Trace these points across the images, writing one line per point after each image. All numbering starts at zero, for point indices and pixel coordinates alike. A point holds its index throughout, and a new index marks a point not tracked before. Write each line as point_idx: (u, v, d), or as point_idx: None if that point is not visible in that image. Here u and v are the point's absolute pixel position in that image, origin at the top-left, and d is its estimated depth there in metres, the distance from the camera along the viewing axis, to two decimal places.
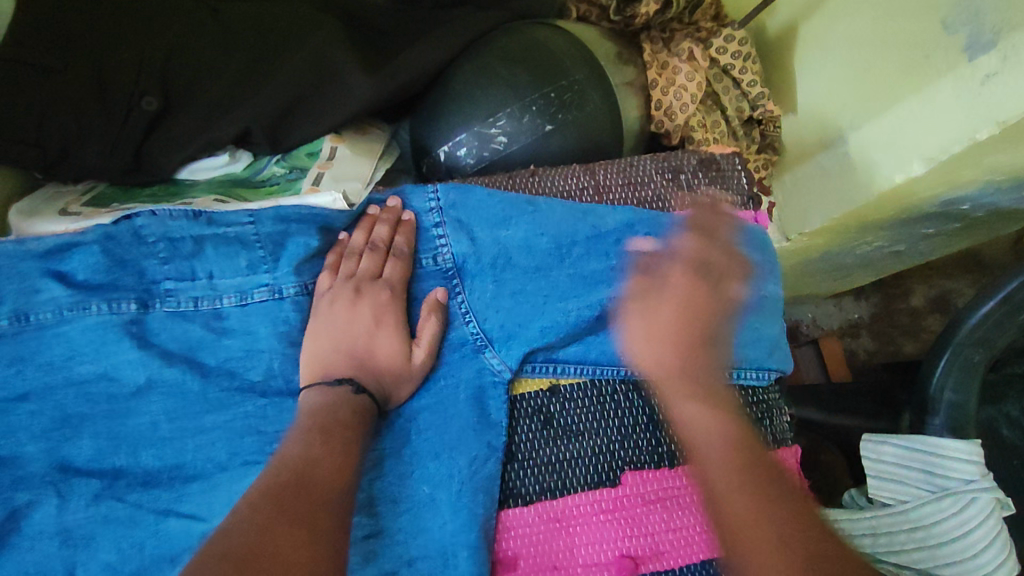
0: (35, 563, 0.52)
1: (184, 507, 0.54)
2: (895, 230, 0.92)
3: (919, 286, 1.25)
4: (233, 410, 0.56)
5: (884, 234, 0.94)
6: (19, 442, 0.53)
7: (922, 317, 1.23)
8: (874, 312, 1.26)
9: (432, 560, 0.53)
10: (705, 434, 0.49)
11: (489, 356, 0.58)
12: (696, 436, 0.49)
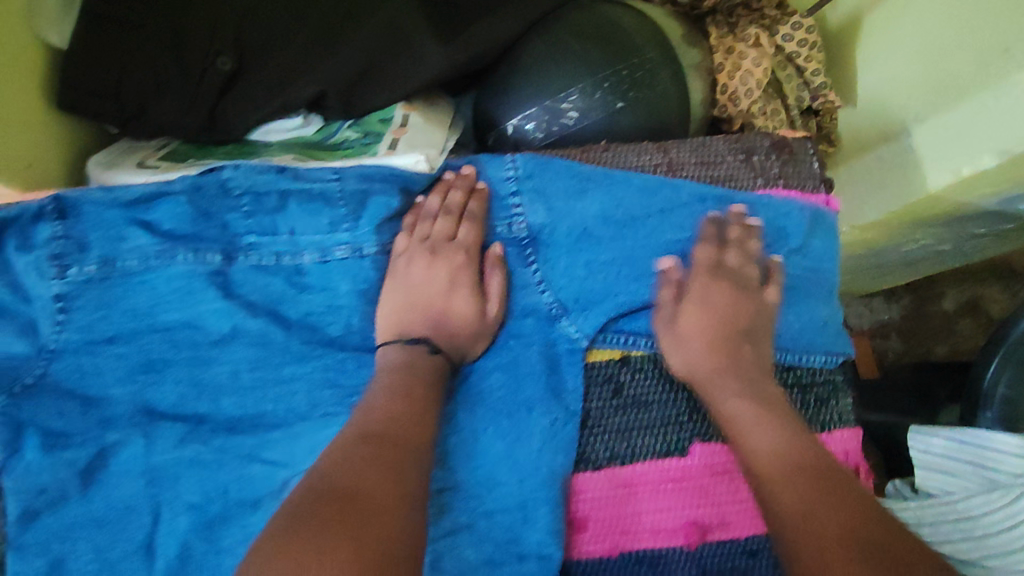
0: (123, 500, 0.54)
1: (267, 454, 0.56)
2: (943, 227, 0.92)
3: (951, 290, 1.22)
4: (314, 364, 0.57)
5: (932, 231, 0.93)
6: (104, 386, 0.54)
7: (954, 321, 1.21)
8: (906, 313, 1.24)
9: (511, 513, 0.54)
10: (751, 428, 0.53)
11: (565, 325, 0.59)
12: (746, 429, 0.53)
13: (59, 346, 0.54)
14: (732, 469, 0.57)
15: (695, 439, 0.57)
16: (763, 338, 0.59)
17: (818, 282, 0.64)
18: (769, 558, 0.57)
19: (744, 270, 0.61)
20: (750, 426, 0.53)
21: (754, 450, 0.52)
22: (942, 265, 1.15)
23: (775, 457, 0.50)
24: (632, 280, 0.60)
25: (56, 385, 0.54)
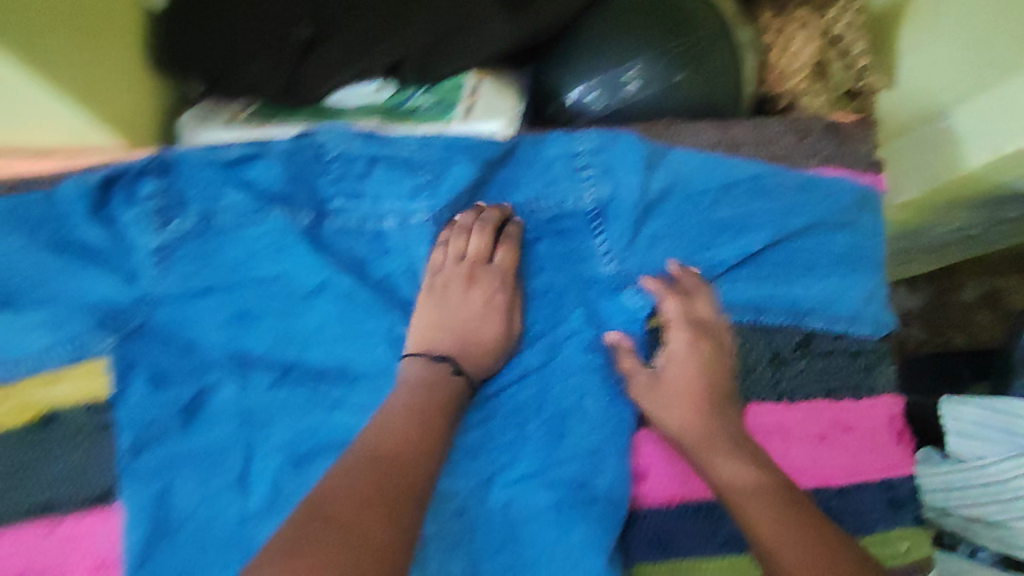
0: (221, 439, 0.58)
1: (351, 403, 0.60)
2: (976, 211, 0.93)
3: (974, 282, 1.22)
4: (396, 323, 0.61)
5: (965, 215, 0.94)
6: (201, 333, 0.59)
7: (975, 313, 1.19)
8: (926, 304, 1.20)
9: (581, 459, 0.58)
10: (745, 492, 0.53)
11: (629, 295, 0.62)
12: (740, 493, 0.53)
13: (159, 295, 0.58)
14: (781, 427, 0.59)
15: (750, 399, 0.60)
16: (820, 308, 0.61)
17: (872, 255, 0.63)
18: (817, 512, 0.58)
19: (800, 240, 0.63)
20: (756, 486, 0.53)
21: (749, 497, 0.53)
22: (965, 253, 1.15)
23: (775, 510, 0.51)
24: (693, 252, 0.62)
25: (157, 329, 0.58)
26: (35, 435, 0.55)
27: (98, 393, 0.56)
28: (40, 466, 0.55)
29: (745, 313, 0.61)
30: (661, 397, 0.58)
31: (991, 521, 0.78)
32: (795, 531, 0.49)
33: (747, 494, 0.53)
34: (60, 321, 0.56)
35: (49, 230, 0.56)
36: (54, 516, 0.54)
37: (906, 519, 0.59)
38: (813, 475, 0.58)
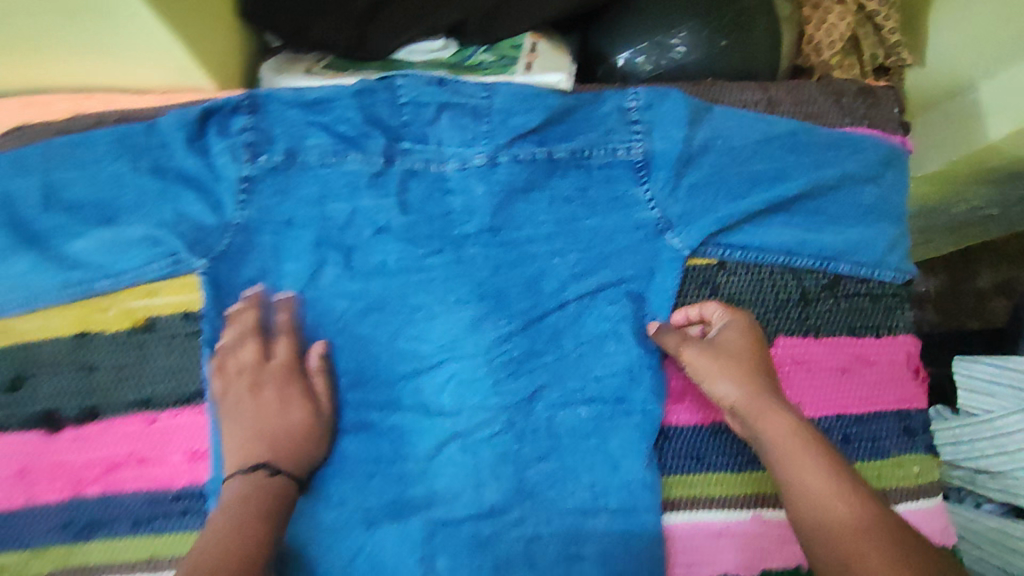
0: (293, 357, 0.62)
1: (411, 331, 0.63)
2: (995, 187, 0.94)
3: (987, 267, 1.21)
4: (457, 256, 0.64)
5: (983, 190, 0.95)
6: (279, 260, 0.63)
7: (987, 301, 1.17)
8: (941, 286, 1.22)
9: (619, 376, 0.63)
10: (799, 451, 0.54)
11: (670, 238, 0.65)
12: (792, 451, 0.55)
13: (243, 222, 0.62)
14: (807, 359, 0.64)
15: (780, 333, 0.65)
16: (846, 256, 0.66)
17: (898, 208, 0.68)
18: (836, 435, 0.63)
19: (830, 195, 0.67)
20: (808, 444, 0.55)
21: (799, 455, 0.54)
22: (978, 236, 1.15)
23: (789, 434, 0.55)
24: (729, 201, 0.64)
25: (238, 257, 0.62)
26: (137, 337, 0.61)
27: (193, 304, 0.62)
28: (141, 364, 0.61)
29: (778, 257, 0.65)
30: (707, 358, 0.61)
31: (997, 471, 0.83)
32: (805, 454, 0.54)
33: (767, 420, 0.57)
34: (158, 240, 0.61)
35: (151, 157, 0.62)
36: (154, 410, 0.60)
37: (919, 447, 0.64)
38: (834, 404, 0.64)
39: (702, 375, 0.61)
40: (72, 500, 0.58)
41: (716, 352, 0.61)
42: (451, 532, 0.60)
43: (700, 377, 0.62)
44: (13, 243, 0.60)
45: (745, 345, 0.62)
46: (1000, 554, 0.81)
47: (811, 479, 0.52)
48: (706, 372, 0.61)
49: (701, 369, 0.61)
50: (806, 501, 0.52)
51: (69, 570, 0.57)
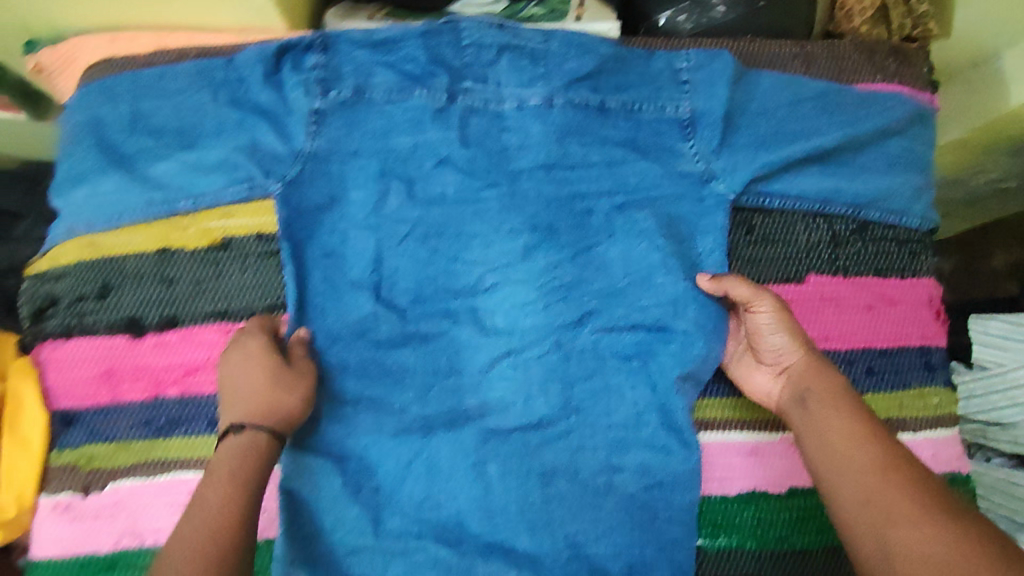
0: (357, 278, 0.67)
1: (467, 257, 0.69)
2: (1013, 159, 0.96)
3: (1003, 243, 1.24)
4: (512, 189, 0.69)
5: (1004, 162, 0.96)
6: (345, 189, 0.67)
7: None
8: None
9: (660, 308, 0.67)
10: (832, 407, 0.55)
11: (716, 185, 0.68)
12: (826, 407, 0.55)
13: (313, 152, 0.66)
14: (837, 297, 0.69)
15: (811, 272, 0.69)
16: (876, 203, 0.70)
17: (926, 159, 0.72)
18: (861, 367, 0.68)
19: (864, 144, 0.71)
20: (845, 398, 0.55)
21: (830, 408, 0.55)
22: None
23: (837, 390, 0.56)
24: (768, 152, 0.68)
25: (307, 183, 0.66)
26: (215, 253, 0.66)
27: (267, 225, 0.67)
28: (218, 278, 0.66)
29: (813, 204, 0.70)
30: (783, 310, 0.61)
31: (1008, 424, 0.87)
32: (844, 410, 0.54)
33: (819, 377, 0.58)
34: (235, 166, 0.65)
35: (229, 90, 0.67)
36: (230, 320, 0.65)
37: (938, 381, 0.69)
38: (860, 337, 0.68)
39: (771, 325, 0.60)
40: (153, 400, 0.63)
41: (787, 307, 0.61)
42: (502, 440, 0.65)
43: (764, 327, 0.61)
44: (103, 164, 0.65)
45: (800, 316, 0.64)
46: (1007, 504, 0.86)
47: (851, 430, 0.53)
48: (778, 323, 0.60)
49: (772, 319, 0.60)
50: (841, 451, 0.52)
51: (151, 463, 0.62)
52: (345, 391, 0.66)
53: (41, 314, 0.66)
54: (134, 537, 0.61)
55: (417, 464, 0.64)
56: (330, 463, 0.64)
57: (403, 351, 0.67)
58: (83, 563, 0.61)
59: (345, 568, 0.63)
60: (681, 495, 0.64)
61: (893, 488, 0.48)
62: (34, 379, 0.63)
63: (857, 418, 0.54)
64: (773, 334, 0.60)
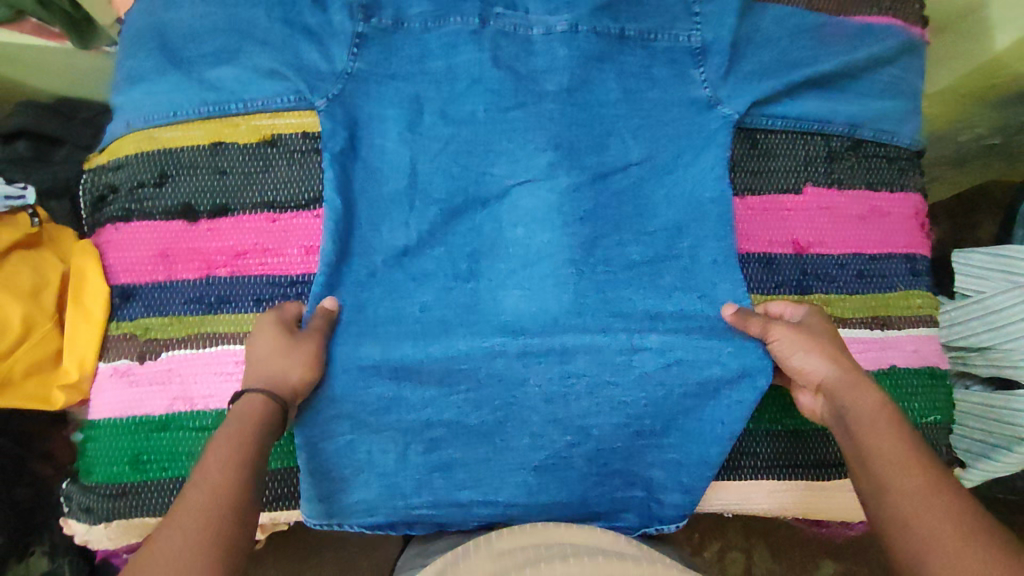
0: (391, 191, 0.73)
1: (495, 171, 0.74)
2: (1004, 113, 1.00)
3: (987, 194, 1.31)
4: (537, 110, 0.74)
5: (993, 116, 1.00)
6: (382, 107, 0.72)
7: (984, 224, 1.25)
8: None
9: (670, 226, 0.74)
10: (866, 416, 0.55)
11: (722, 109, 0.74)
12: (860, 417, 0.56)
13: (353, 71, 0.71)
14: (831, 206, 0.75)
15: (808, 184, 0.76)
16: (869, 127, 0.76)
17: (916, 87, 0.79)
18: (852, 271, 0.74)
19: (859, 74, 0.77)
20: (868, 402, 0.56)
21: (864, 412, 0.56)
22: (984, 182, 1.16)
23: (874, 407, 0.56)
24: (770, 78, 0.74)
25: (350, 99, 0.71)
26: (264, 150, 0.72)
27: (311, 126, 0.73)
28: (265, 173, 0.72)
29: (813, 124, 0.75)
30: (795, 333, 0.63)
31: (985, 348, 0.91)
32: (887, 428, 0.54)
33: (854, 393, 0.57)
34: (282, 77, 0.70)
35: (282, 10, 0.71)
36: (276, 211, 0.71)
37: (923, 286, 0.76)
38: (851, 244, 0.75)
39: (790, 349, 0.63)
40: (206, 279, 0.69)
41: (803, 329, 0.63)
42: (524, 333, 0.72)
43: (785, 352, 0.64)
44: (162, 65, 0.71)
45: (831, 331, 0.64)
46: (989, 426, 0.88)
47: (892, 451, 0.52)
48: (795, 346, 0.63)
49: (789, 343, 0.63)
50: (884, 470, 0.52)
51: (202, 335, 0.68)
52: (380, 288, 0.71)
53: (101, 200, 0.72)
54: (186, 401, 0.67)
55: (435, 353, 0.72)
56: (362, 352, 0.70)
57: (431, 255, 0.73)
58: (138, 423, 0.66)
59: (377, 441, 0.70)
60: (684, 388, 0.71)
61: (937, 509, 0.47)
62: (93, 257, 0.69)
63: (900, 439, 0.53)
64: (797, 357, 0.62)
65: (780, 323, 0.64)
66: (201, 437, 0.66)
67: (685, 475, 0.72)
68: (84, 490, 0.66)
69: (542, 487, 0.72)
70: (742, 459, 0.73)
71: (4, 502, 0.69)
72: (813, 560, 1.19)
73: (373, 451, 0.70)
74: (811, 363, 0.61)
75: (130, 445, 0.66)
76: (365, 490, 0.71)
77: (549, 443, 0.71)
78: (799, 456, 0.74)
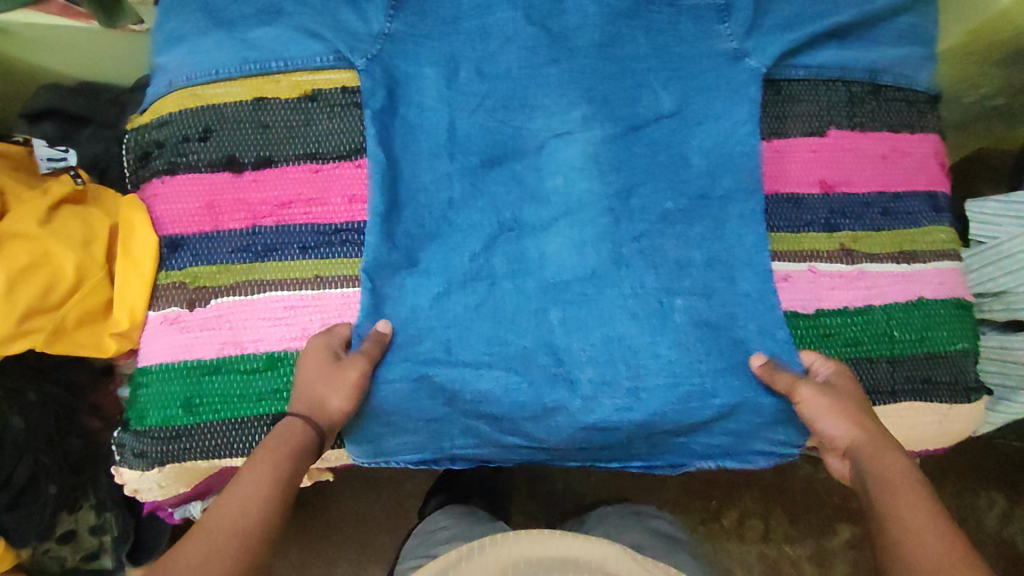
0: (430, 146, 0.75)
1: (531, 126, 0.76)
2: (1007, 71, 1.01)
3: None
4: (570, 65, 0.76)
5: (998, 75, 1.02)
6: (419, 66, 0.74)
7: None
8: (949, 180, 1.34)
9: (701, 176, 0.76)
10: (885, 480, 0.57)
11: (749, 62, 0.76)
12: (881, 480, 0.57)
13: (390, 31, 0.73)
14: (854, 147, 0.78)
15: (832, 127, 0.78)
16: (887, 76, 0.79)
17: (931, 39, 0.82)
18: (877, 209, 0.77)
19: (878, 26, 0.79)
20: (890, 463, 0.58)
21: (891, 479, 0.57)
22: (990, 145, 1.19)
23: (899, 471, 0.57)
24: (796, 30, 0.76)
25: (388, 58, 0.73)
26: (305, 104, 0.73)
27: (351, 82, 0.74)
28: (307, 126, 0.73)
29: (834, 72, 0.78)
30: (824, 398, 0.65)
31: (1002, 292, 0.92)
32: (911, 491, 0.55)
33: (878, 458, 0.59)
34: (323, 36, 0.72)
35: None
36: (319, 161, 0.73)
37: (946, 221, 0.78)
38: (875, 182, 0.77)
39: (815, 413, 0.65)
40: (251, 229, 0.71)
41: (830, 394, 0.65)
42: (562, 287, 0.73)
43: (812, 415, 0.65)
44: (205, 25, 0.73)
45: (859, 397, 0.65)
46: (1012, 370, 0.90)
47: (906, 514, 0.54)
48: (821, 410, 0.64)
49: (816, 406, 0.64)
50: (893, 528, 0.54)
51: (249, 282, 0.69)
52: (425, 243, 0.73)
53: (146, 157, 0.73)
54: (237, 345, 0.68)
55: (480, 305, 0.73)
56: (407, 300, 0.72)
57: (473, 207, 0.74)
58: (190, 366, 0.67)
59: (425, 389, 0.71)
60: (725, 336, 0.72)
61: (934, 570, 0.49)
62: (141, 212, 0.70)
63: (914, 499, 0.55)
64: (823, 421, 0.64)
65: (806, 384, 0.66)
66: (251, 381, 0.67)
67: (726, 422, 0.73)
68: (136, 436, 0.67)
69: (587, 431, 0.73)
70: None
71: (58, 450, 0.71)
72: (831, 525, 1.20)
73: (424, 399, 0.71)
74: (836, 428, 0.63)
75: (183, 388, 0.67)
76: (409, 436, 0.73)
77: (594, 396, 0.72)
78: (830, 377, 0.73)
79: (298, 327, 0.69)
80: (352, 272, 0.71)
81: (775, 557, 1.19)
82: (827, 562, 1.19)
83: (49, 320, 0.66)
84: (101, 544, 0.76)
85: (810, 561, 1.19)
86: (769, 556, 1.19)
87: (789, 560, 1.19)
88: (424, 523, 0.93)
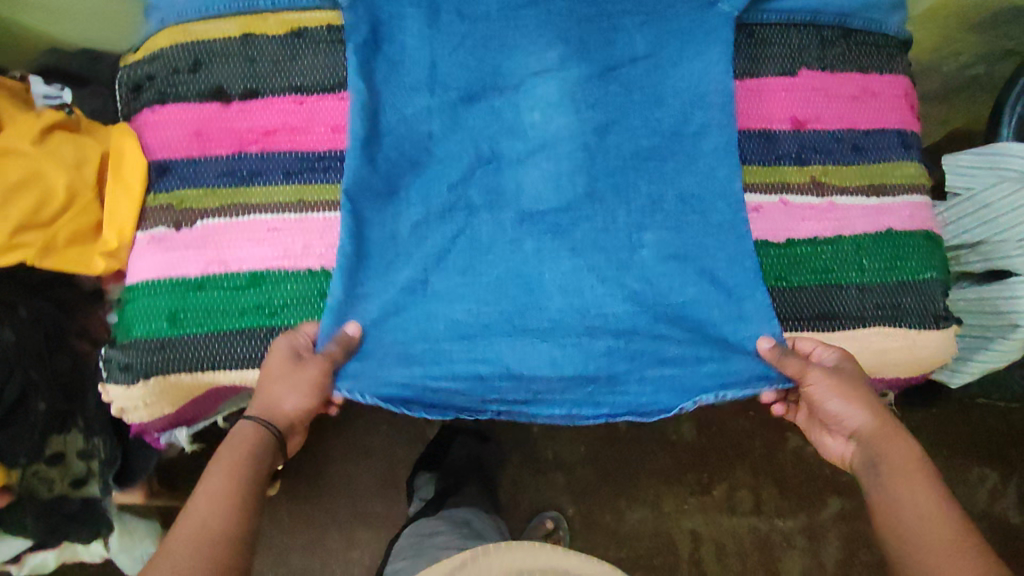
0: (412, 83, 0.77)
1: (510, 64, 0.78)
2: (983, 33, 1.03)
3: None
4: (547, 7, 0.79)
5: (974, 38, 1.04)
6: (401, 6, 0.77)
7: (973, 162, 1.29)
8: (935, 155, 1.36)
9: (675, 115, 0.78)
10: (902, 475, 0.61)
11: (721, 7, 0.79)
12: (895, 477, 0.61)
13: None
14: (825, 87, 0.80)
15: (803, 68, 0.80)
16: (858, 23, 0.81)
17: None
18: (848, 144, 0.79)
19: None
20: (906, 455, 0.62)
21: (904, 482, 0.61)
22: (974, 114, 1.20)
23: (910, 461, 0.62)
24: None
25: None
26: (291, 40, 0.75)
27: (335, 20, 0.76)
28: (292, 60, 0.75)
29: (806, 16, 0.80)
30: (834, 381, 0.67)
31: (977, 243, 0.93)
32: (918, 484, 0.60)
33: (889, 446, 0.63)
34: None
35: None
36: (303, 93, 0.75)
37: (915, 157, 0.80)
38: (845, 121, 0.79)
39: (825, 395, 0.67)
40: (237, 155, 0.73)
41: (837, 377, 0.67)
42: (536, 218, 0.76)
43: (821, 397, 0.68)
44: None
45: (861, 379, 0.68)
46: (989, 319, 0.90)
47: (924, 510, 0.58)
48: (832, 394, 0.67)
49: (825, 390, 0.67)
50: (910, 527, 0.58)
51: (235, 205, 0.72)
52: (406, 174, 0.76)
53: (137, 89, 0.75)
54: (221, 264, 0.70)
55: (460, 235, 0.75)
56: (388, 226, 0.74)
57: (452, 140, 0.77)
58: (176, 282, 0.70)
59: (403, 311, 0.73)
60: (692, 267, 0.75)
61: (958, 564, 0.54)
62: (130, 136, 0.73)
63: (925, 495, 0.59)
64: (831, 403, 0.67)
65: (815, 368, 0.68)
66: (235, 297, 0.70)
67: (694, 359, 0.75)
68: (122, 349, 0.69)
69: (565, 369, 0.74)
70: (795, 318, 0.74)
71: (47, 369, 0.73)
72: (822, 496, 1.19)
73: (401, 323, 0.73)
74: (849, 412, 0.66)
75: (169, 302, 0.69)
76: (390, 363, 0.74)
77: (566, 325, 0.74)
78: (802, 302, 0.75)
79: (280, 247, 0.71)
80: (333, 197, 0.74)
81: (766, 530, 1.18)
82: (818, 534, 1.18)
83: (42, 235, 0.69)
84: (89, 468, 0.79)
85: (802, 533, 1.18)
86: (760, 528, 1.18)
87: (780, 532, 1.18)
88: (418, 524, 0.96)
